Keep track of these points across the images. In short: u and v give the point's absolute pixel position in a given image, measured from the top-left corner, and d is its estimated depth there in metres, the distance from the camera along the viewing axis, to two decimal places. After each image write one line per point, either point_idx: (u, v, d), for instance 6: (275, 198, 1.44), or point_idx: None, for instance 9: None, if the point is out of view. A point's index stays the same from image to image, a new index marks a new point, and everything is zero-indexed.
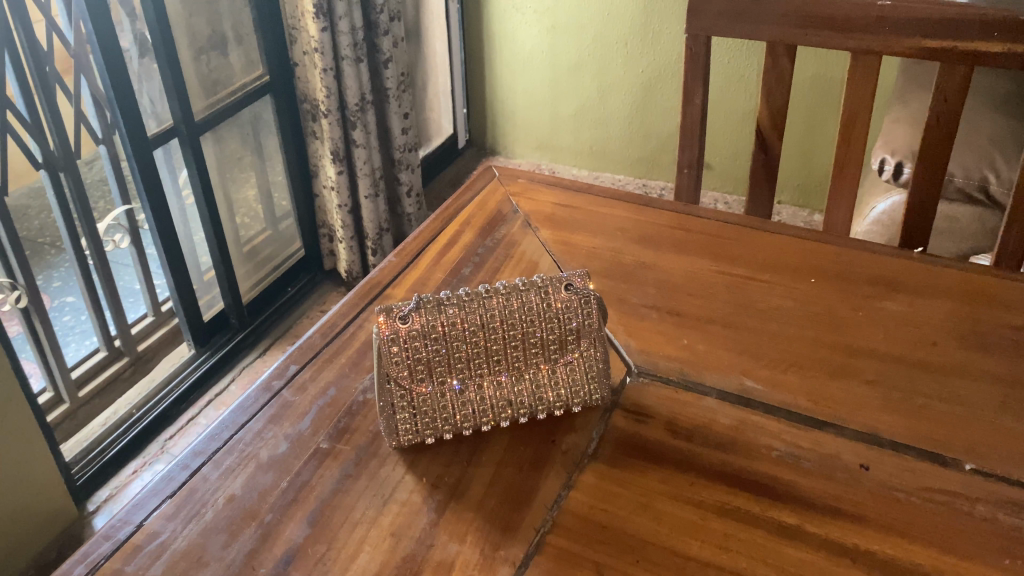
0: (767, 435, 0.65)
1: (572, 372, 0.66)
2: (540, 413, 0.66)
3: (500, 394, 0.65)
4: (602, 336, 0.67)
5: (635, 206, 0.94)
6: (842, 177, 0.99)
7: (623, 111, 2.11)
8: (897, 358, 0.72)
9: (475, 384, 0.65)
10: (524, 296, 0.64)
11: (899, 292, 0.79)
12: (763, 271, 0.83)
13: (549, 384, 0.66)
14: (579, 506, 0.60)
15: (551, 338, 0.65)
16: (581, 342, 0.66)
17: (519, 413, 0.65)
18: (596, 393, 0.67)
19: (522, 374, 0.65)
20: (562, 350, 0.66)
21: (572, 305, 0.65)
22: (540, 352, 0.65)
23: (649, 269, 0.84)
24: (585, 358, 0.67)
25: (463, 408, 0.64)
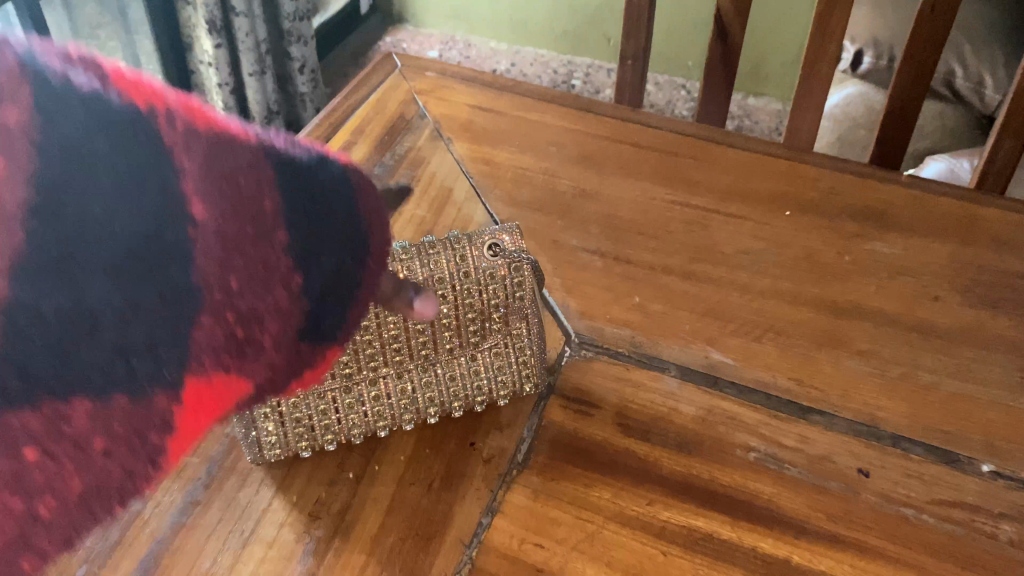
0: (740, 429, 0.51)
1: (498, 357, 0.52)
2: (456, 410, 0.51)
3: (399, 392, 0.50)
4: (538, 310, 0.52)
5: (572, 111, 0.76)
6: (813, 75, 0.83)
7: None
8: (893, 320, 0.58)
9: (366, 381, 0.50)
10: (434, 264, 0.48)
11: (891, 229, 0.65)
12: (728, 202, 0.67)
13: (466, 375, 0.51)
14: (505, 541, 0.46)
15: (469, 316, 0.51)
16: (509, 320, 0.52)
17: (425, 412, 0.51)
18: (529, 382, 0.52)
19: (429, 365, 0.51)
20: (483, 331, 0.51)
21: (498, 272, 0.50)
22: (454, 333, 0.51)
23: (591, 199, 0.67)
24: (517, 341, 0.52)
25: (347, 411, 0.49)
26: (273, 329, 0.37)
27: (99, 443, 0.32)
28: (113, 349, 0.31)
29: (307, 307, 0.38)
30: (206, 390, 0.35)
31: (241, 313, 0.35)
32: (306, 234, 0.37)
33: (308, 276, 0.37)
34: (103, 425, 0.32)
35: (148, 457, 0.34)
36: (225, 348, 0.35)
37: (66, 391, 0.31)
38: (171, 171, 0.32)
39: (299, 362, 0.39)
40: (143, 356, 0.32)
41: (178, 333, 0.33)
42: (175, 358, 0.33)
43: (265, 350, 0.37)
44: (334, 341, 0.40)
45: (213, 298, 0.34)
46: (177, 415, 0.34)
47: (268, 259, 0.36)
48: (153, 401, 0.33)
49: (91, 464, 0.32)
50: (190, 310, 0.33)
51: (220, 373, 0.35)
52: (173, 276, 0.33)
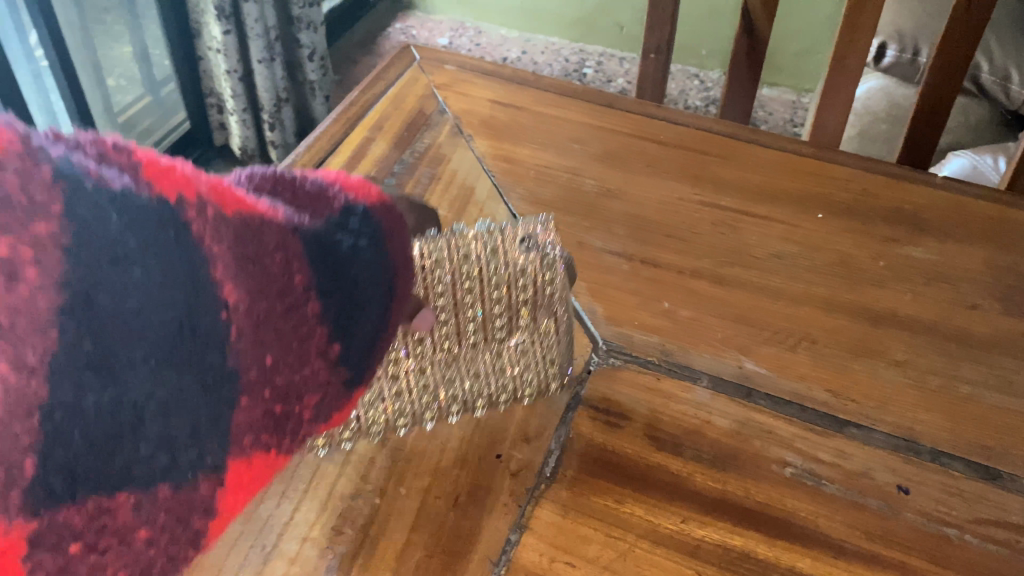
0: (776, 443, 0.50)
1: (523, 354, 0.53)
2: (479, 408, 0.51)
3: (422, 387, 0.51)
4: (565, 310, 0.54)
5: (595, 107, 0.74)
6: (841, 71, 0.81)
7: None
8: (929, 329, 0.56)
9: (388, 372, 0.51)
10: (463, 251, 0.51)
11: (925, 233, 0.63)
12: (759, 203, 0.65)
13: (490, 372, 0.52)
14: (534, 558, 0.44)
15: (497, 310, 0.53)
16: (536, 318, 0.53)
17: (447, 409, 0.51)
18: (555, 378, 0.52)
19: (454, 361, 0.52)
20: (509, 328, 0.53)
21: (525, 266, 0.52)
22: (479, 327, 0.52)
23: (616, 198, 0.66)
24: (546, 336, 0.53)
25: (371, 402, 0.50)
26: (312, 403, 0.34)
27: (143, 536, 0.28)
28: (156, 442, 0.28)
29: (344, 375, 0.36)
30: (248, 469, 0.32)
31: (278, 390, 0.32)
32: (343, 297, 0.35)
33: (345, 346, 0.35)
34: (146, 521, 0.28)
35: (188, 546, 0.30)
36: (267, 427, 0.32)
37: (121, 484, 0.27)
38: (204, 251, 0.29)
39: (328, 426, 0.37)
40: (185, 448, 0.28)
41: (220, 420, 0.30)
42: (220, 442, 0.30)
43: (303, 426, 0.35)
44: (362, 396, 0.38)
45: (252, 377, 0.31)
46: (221, 498, 0.31)
47: (301, 329, 0.33)
48: (198, 489, 0.29)
49: (135, 562, 0.28)
50: (234, 393, 0.30)
51: (262, 452, 0.33)
52: (211, 361, 0.29)
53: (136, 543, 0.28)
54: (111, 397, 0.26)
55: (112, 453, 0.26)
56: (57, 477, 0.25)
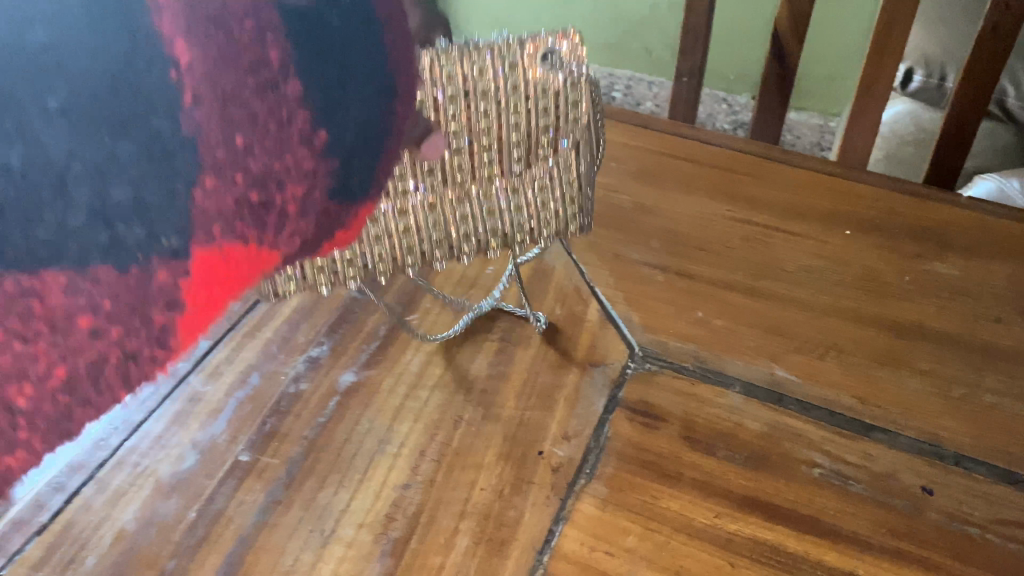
0: (805, 445, 0.52)
1: (542, 193, 0.50)
2: (491, 244, 0.51)
3: (433, 224, 0.48)
4: (588, 132, 0.49)
5: (630, 127, 0.78)
6: (869, 95, 0.83)
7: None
8: (954, 341, 0.59)
9: (399, 209, 0.46)
10: (480, 71, 0.45)
11: (950, 250, 0.65)
12: (789, 220, 0.68)
13: (505, 211, 0.50)
14: (575, 548, 0.47)
15: (516, 143, 0.48)
16: (559, 147, 0.49)
17: (460, 252, 0.50)
18: (572, 221, 0.52)
19: (468, 198, 0.48)
20: (531, 160, 0.49)
21: (551, 89, 0.46)
22: (497, 163, 0.48)
23: (651, 213, 0.69)
24: (567, 169, 0.50)
25: (378, 248, 0.47)
26: (297, 193, 0.32)
27: (84, 325, 0.27)
28: (96, 201, 0.26)
29: (335, 166, 0.33)
30: (218, 262, 0.30)
31: (252, 176, 0.31)
32: (331, 80, 0.33)
33: (333, 133, 0.33)
34: (86, 304, 0.27)
35: (153, 340, 0.29)
36: (242, 216, 0.31)
37: (48, 259, 0.26)
38: (144, 11, 0.27)
39: (326, 227, 0.35)
40: (130, 217, 0.27)
41: (172, 201, 0.28)
42: (174, 225, 0.28)
43: (288, 220, 0.33)
44: (365, 199, 0.36)
45: (213, 159, 0.29)
46: (186, 286, 0.29)
47: (277, 112, 0.31)
48: (152, 274, 0.28)
49: (77, 352, 0.27)
50: (190, 169, 0.29)
51: (231, 248, 0.31)
52: (161, 128, 0.28)
53: (75, 334, 0.27)
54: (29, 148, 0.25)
55: (30, 220, 0.25)
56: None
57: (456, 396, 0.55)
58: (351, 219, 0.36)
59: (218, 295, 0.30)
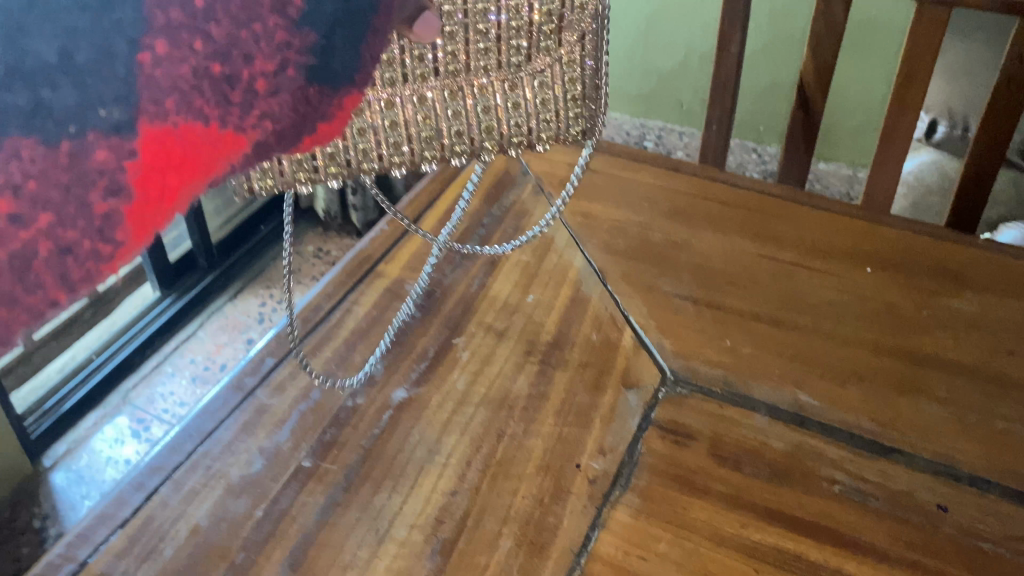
0: (827, 463, 0.56)
1: (543, 91, 0.45)
2: (486, 146, 0.47)
3: (422, 122, 0.44)
4: (598, 22, 0.45)
5: (662, 171, 0.83)
6: (890, 143, 0.88)
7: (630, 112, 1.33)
8: (970, 371, 0.62)
9: (383, 97, 0.43)
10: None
11: (966, 287, 0.69)
12: (813, 257, 0.72)
13: (500, 110, 0.45)
14: (611, 551, 0.51)
15: (517, 29, 0.43)
16: (562, 38, 0.44)
17: (451, 154, 0.46)
18: (576, 127, 0.48)
19: (461, 94, 0.44)
20: (532, 52, 0.44)
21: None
22: (495, 52, 0.44)
23: (683, 250, 0.73)
24: (571, 63, 0.45)
25: (364, 141, 0.44)
26: (265, 69, 0.32)
27: (4, 207, 0.26)
28: (17, 57, 0.26)
29: (312, 40, 0.33)
30: (171, 142, 0.30)
31: (212, 44, 0.31)
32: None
33: (311, 1, 0.32)
34: (7, 182, 0.26)
35: (94, 229, 0.28)
36: (200, 88, 0.31)
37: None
38: None
39: (308, 115, 0.34)
40: (58, 79, 0.27)
41: (102, 70, 0.28)
42: (112, 91, 0.28)
43: (255, 96, 0.32)
44: (351, 84, 0.35)
45: (161, 19, 0.29)
46: (129, 167, 0.29)
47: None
48: (89, 148, 0.28)
49: (3, 237, 0.26)
50: (128, 31, 0.29)
51: (184, 128, 0.30)
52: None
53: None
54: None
55: None
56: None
57: (499, 412, 0.60)
58: (338, 109, 0.35)
59: (164, 178, 0.30)
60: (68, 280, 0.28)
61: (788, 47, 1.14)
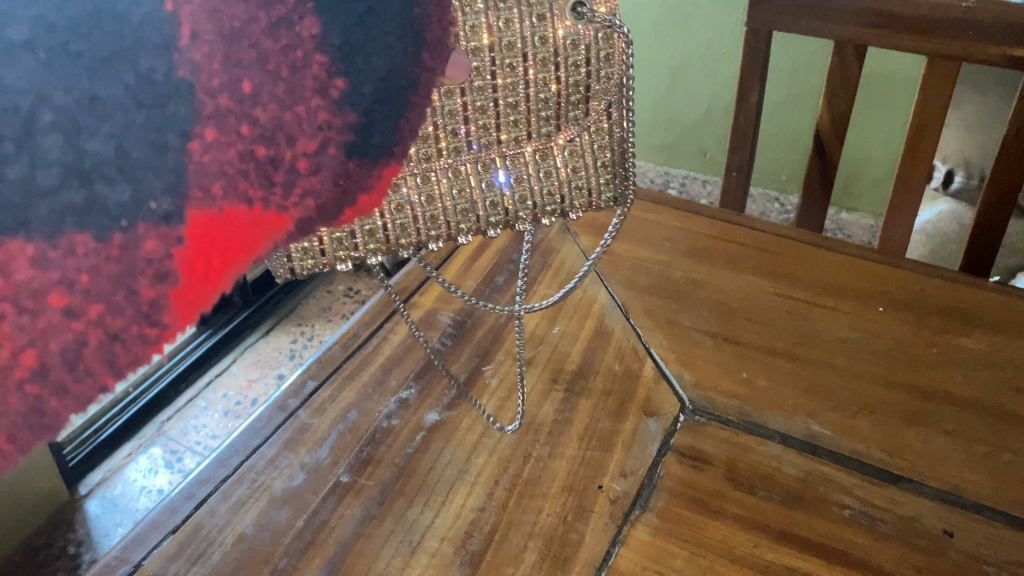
0: (837, 489, 0.59)
1: (573, 160, 0.49)
2: (523, 217, 0.51)
3: (457, 194, 0.49)
4: (624, 96, 0.48)
5: (684, 213, 0.87)
6: (905, 189, 0.91)
7: (655, 160, 1.38)
8: (977, 405, 0.65)
9: (420, 174, 0.48)
10: (505, 23, 0.44)
11: (975, 327, 0.72)
12: (827, 296, 0.76)
13: (533, 179, 0.49)
14: (629, 566, 0.54)
15: (545, 104, 0.48)
16: (589, 107, 0.49)
17: (488, 224, 0.51)
18: (609, 196, 0.51)
19: (492, 166, 0.49)
20: (561, 122, 0.49)
21: (581, 45, 0.46)
22: (524, 126, 0.48)
23: (703, 287, 0.77)
24: (599, 133, 0.49)
25: (402, 216, 0.49)
26: (307, 149, 0.37)
27: (59, 300, 0.30)
28: (76, 161, 0.30)
29: (353, 119, 0.37)
30: (215, 226, 0.35)
31: (257, 129, 0.35)
32: (356, 24, 0.36)
33: (352, 83, 0.37)
34: (63, 278, 0.30)
35: (142, 314, 0.33)
36: (244, 172, 0.35)
37: (16, 224, 0.29)
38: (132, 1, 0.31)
39: (348, 188, 0.39)
40: (112, 175, 0.31)
41: (149, 172, 0.32)
42: (162, 183, 0.33)
43: (298, 176, 0.37)
44: (390, 157, 0.40)
45: (211, 108, 0.34)
46: (177, 256, 0.34)
47: (290, 56, 0.35)
48: (140, 239, 0.32)
49: (57, 328, 0.31)
50: (179, 124, 0.33)
51: (228, 213, 0.35)
52: (150, 77, 0.32)
53: (48, 313, 0.30)
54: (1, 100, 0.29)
55: None
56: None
57: (526, 435, 0.63)
58: (376, 181, 0.40)
59: (208, 262, 0.35)
60: (117, 364, 0.32)
61: (805, 100, 1.19)
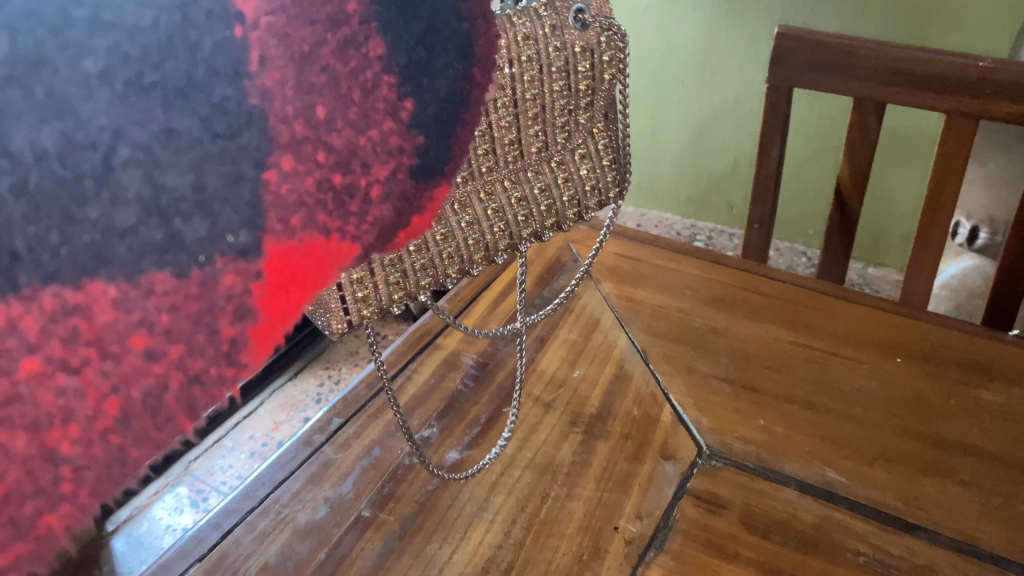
0: (853, 537, 0.59)
1: (584, 162, 0.50)
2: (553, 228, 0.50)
3: (493, 215, 0.47)
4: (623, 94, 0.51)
5: (705, 262, 0.89)
6: (925, 243, 0.92)
7: (681, 213, 1.40)
8: (994, 457, 0.65)
9: (460, 203, 0.45)
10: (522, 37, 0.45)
11: (994, 380, 0.72)
12: (846, 346, 0.76)
13: (558, 188, 0.50)
14: None
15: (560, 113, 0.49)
16: (596, 109, 0.50)
17: (521, 238, 0.49)
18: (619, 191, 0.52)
19: (520, 181, 0.48)
20: (570, 131, 0.50)
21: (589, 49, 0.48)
22: (542, 137, 0.49)
23: (723, 335, 0.78)
24: (602, 132, 0.51)
25: (450, 244, 0.46)
26: (380, 175, 0.36)
27: (139, 343, 0.29)
28: (153, 196, 0.29)
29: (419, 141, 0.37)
30: (296, 258, 0.33)
31: (334, 156, 0.34)
32: (419, 42, 0.36)
33: (419, 102, 0.36)
34: (143, 320, 0.29)
35: (221, 355, 0.31)
36: (322, 202, 0.34)
37: (95, 267, 0.28)
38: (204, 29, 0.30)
39: (405, 212, 0.38)
40: (190, 209, 0.30)
41: (228, 199, 0.31)
42: (239, 216, 0.31)
43: (370, 204, 0.36)
44: (441, 176, 0.39)
45: (287, 135, 0.33)
46: (259, 287, 0.32)
47: (360, 78, 0.35)
48: (219, 274, 0.31)
49: (135, 376, 0.29)
50: (253, 153, 0.31)
51: (306, 244, 0.34)
52: (223, 106, 0.30)
53: (131, 357, 0.29)
54: (78, 135, 0.27)
55: (73, 220, 0.27)
56: (19, 232, 0.26)
57: (544, 475, 0.64)
58: (430, 203, 0.39)
59: (288, 290, 0.33)
60: (195, 408, 0.31)
61: (828, 157, 1.21)
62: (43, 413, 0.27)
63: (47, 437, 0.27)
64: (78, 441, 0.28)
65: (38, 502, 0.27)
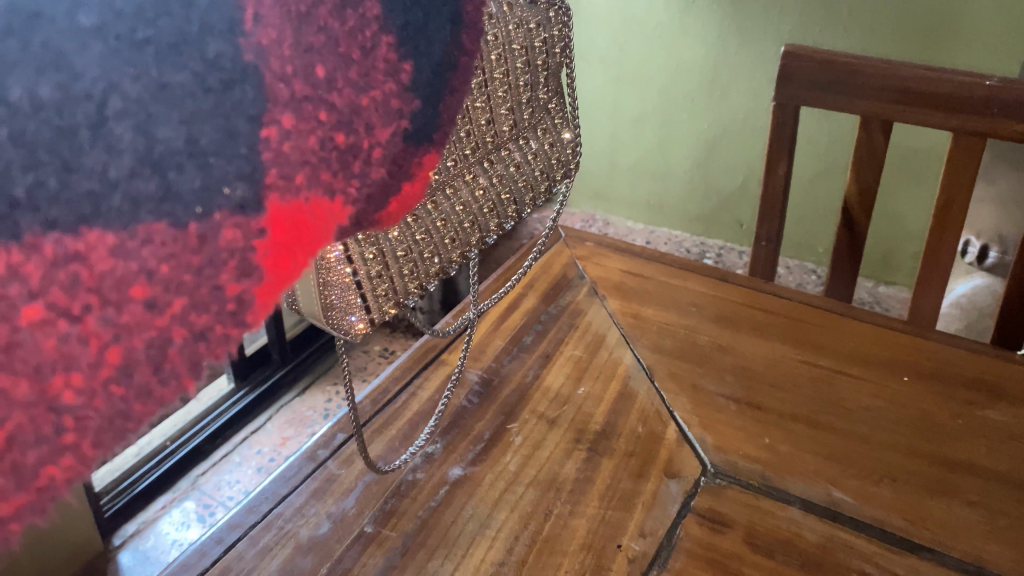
0: (856, 556, 0.59)
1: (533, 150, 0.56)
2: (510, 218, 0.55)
3: (463, 210, 0.51)
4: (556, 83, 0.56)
5: (710, 280, 0.89)
6: (933, 261, 0.92)
7: (691, 230, 1.39)
8: (1001, 478, 0.64)
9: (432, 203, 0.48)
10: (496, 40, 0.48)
11: (1001, 400, 0.72)
12: (851, 364, 0.76)
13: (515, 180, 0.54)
14: None
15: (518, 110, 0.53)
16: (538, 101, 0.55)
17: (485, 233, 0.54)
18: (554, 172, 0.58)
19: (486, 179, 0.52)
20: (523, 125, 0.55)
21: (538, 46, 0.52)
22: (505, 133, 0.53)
23: (728, 352, 0.78)
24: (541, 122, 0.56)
25: (429, 243, 0.49)
26: (381, 137, 0.38)
27: (140, 293, 0.28)
28: (148, 147, 0.28)
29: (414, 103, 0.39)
30: (301, 218, 0.34)
31: (336, 115, 0.36)
32: (413, 13, 0.38)
33: (415, 65, 0.39)
34: (141, 268, 0.28)
35: (228, 311, 0.32)
36: (327, 161, 0.35)
37: (92, 215, 0.27)
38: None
39: (398, 174, 0.40)
40: (183, 162, 0.29)
41: (221, 154, 0.30)
42: (234, 169, 0.31)
43: (372, 166, 0.38)
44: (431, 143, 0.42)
45: (287, 93, 0.33)
46: (266, 242, 0.33)
47: (360, 36, 0.36)
48: (219, 228, 0.31)
49: (137, 325, 0.29)
50: (247, 110, 0.31)
51: (312, 203, 0.35)
52: (218, 62, 0.30)
53: (131, 306, 0.28)
54: (74, 87, 0.26)
55: (70, 174, 0.26)
56: (19, 180, 0.25)
57: (548, 492, 0.64)
58: (417, 170, 0.41)
59: (292, 250, 0.34)
60: (198, 363, 0.31)
61: (836, 174, 1.21)
62: (46, 359, 0.26)
63: (50, 385, 0.26)
64: (82, 390, 0.27)
65: (40, 450, 0.27)
